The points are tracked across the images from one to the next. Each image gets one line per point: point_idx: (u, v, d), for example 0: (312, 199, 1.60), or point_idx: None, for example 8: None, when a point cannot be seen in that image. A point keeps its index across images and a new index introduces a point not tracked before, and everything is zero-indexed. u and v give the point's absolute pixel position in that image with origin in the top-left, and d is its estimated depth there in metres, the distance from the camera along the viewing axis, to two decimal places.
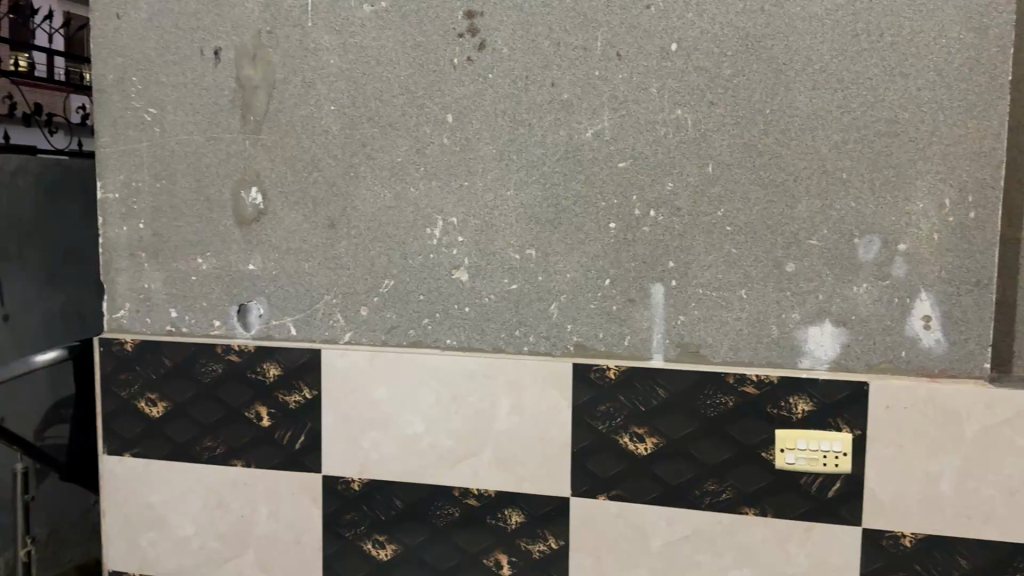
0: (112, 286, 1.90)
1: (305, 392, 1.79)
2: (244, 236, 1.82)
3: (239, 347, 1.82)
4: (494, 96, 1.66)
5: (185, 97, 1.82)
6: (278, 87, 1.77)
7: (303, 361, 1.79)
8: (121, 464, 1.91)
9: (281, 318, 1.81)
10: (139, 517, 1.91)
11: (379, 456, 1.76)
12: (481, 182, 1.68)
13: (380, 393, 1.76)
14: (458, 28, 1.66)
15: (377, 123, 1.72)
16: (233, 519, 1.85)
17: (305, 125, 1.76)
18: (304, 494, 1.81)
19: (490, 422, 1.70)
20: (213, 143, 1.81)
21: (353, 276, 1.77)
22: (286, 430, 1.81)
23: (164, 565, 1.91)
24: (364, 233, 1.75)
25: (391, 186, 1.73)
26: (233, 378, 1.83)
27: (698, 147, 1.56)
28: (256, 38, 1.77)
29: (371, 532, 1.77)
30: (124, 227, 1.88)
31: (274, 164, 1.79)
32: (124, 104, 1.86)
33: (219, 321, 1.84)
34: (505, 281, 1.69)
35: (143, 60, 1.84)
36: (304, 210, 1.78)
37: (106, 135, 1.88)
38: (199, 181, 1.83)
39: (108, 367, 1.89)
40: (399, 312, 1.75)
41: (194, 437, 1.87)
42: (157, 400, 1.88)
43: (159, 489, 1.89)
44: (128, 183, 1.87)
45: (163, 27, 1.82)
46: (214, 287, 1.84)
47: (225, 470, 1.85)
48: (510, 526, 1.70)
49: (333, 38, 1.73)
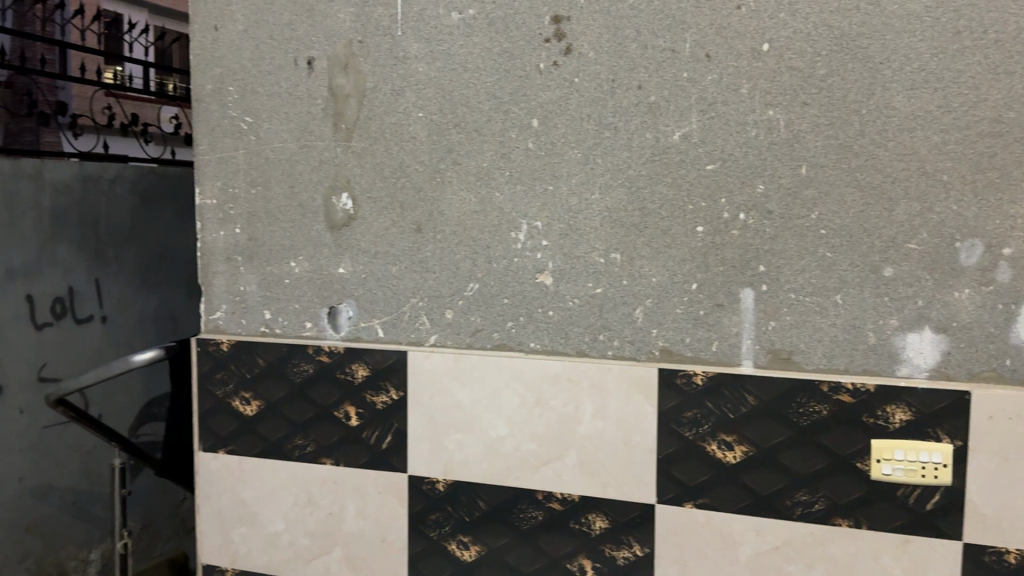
0: (210, 288, 1.97)
1: (391, 393, 1.83)
2: (335, 241, 1.86)
3: (329, 348, 1.87)
4: (580, 100, 1.66)
5: (280, 106, 1.88)
6: (368, 95, 1.81)
7: (390, 362, 1.82)
8: (216, 460, 1.98)
9: (370, 320, 1.85)
10: (232, 513, 1.97)
11: (463, 458, 1.78)
12: (566, 186, 1.68)
13: (464, 395, 1.77)
14: (545, 33, 1.67)
15: (463, 129, 1.75)
16: (321, 516, 1.89)
17: (394, 131, 1.80)
18: (390, 494, 1.84)
19: (574, 426, 1.69)
20: (305, 150, 1.87)
21: (439, 279, 1.79)
22: (374, 430, 1.84)
23: (255, 560, 1.97)
24: (450, 237, 1.78)
25: (476, 191, 1.75)
26: (323, 379, 1.88)
27: (790, 148, 1.53)
28: (347, 48, 1.81)
29: (455, 533, 1.79)
30: (221, 232, 1.95)
31: (364, 170, 1.83)
32: (222, 113, 1.93)
33: (310, 323, 1.89)
34: (590, 285, 1.68)
35: (240, 70, 1.91)
36: (392, 215, 1.82)
37: (205, 143, 1.95)
38: (293, 188, 1.89)
39: (205, 366, 1.96)
40: (484, 315, 1.77)
41: (285, 435, 1.92)
42: (251, 399, 1.94)
43: (252, 485, 1.95)
44: (225, 189, 1.94)
45: (259, 39, 1.88)
46: (306, 289, 1.89)
47: (314, 467, 1.90)
48: (594, 532, 1.69)
49: (421, 46, 1.76)
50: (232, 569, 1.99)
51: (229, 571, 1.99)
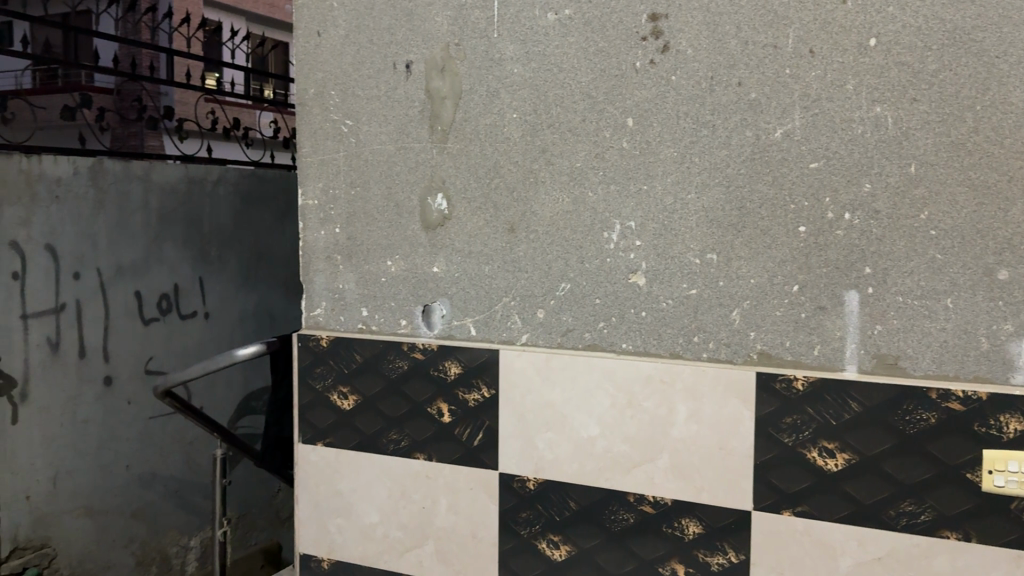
0: (311, 286, 2.04)
1: (483, 391, 1.84)
2: (430, 240, 1.90)
3: (423, 346, 1.90)
4: (677, 98, 1.64)
5: (379, 109, 1.93)
6: (464, 97, 1.83)
7: (483, 360, 1.84)
8: (314, 452, 2.04)
9: (462, 318, 1.87)
10: (329, 504, 2.03)
11: (554, 457, 1.78)
12: (660, 185, 1.67)
13: (555, 395, 1.78)
14: (641, 31, 1.66)
15: (558, 129, 1.75)
16: (414, 510, 1.93)
17: (489, 132, 1.82)
18: (482, 490, 1.85)
19: (668, 428, 1.67)
20: (403, 152, 1.91)
21: (531, 279, 1.80)
22: (466, 427, 1.86)
23: (350, 551, 2.02)
24: (542, 236, 1.78)
25: (569, 190, 1.75)
26: (417, 376, 1.91)
27: (899, 146, 1.48)
28: (445, 51, 1.84)
29: (545, 532, 1.79)
30: (321, 231, 2.02)
31: (459, 171, 1.86)
32: (323, 116, 1.99)
33: (405, 320, 1.93)
34: (684, 286, 1.67)
35: (341, 74, 1.96)
36: (486, 215, 1.84)
37: (308, 146, 2.02)
38: (390, 188, 1.93)
39: (305, 360, 2.03)
40: (576, 315, 1.77)
41: (380, 430, 1.96)
42: (348, 393, 1.99)
43: (348, 478, 2.01)
44: (326, 190, 2.00)
45: (359, 44, 1.94)
46: (402, 287, 1.94)
47: (407, 462, 1.93)
48: (687, 537, 1.66)
49: (517, 47, 1.78)
50: (327, 559, 2.05)
51: (324, 561, 2.05)
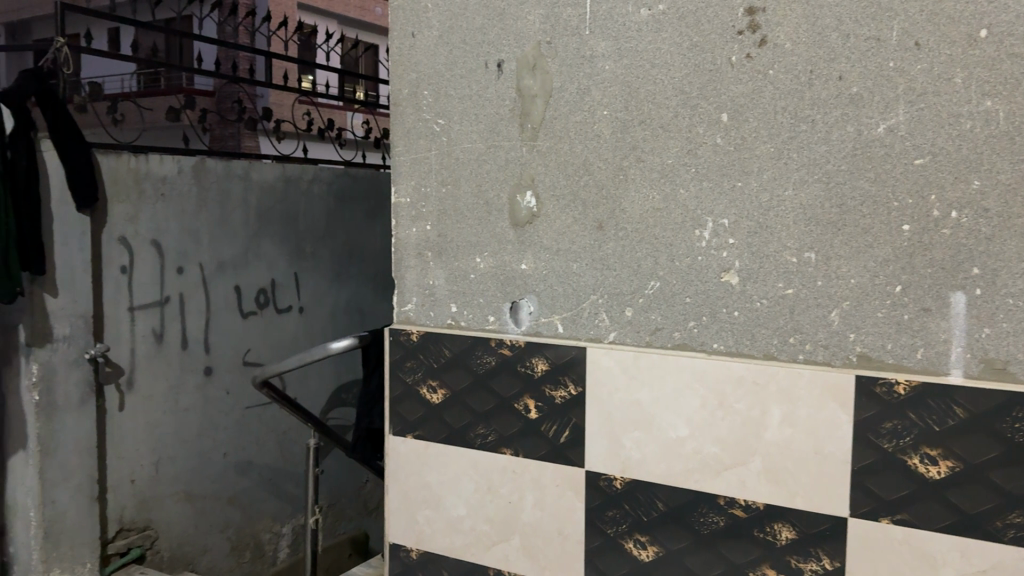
0: (402, 282, 2.09)
1: (570, 388, 1.84)
2: (519, 238, 1.91)
3: (511, 341, 1.91)
4: (774, 92, 1.61)
5: (471, 108, 1.95)
6: (555, 94, 1.84)
7: (570, 357, 1.83)
8: (404, 444, 2.09)
9: (550, 316, 1.88)
10: (418, 496, 2.07)
11: (641, 457, 1.77)
12: (756, 182, 1.64)
13: (644, 394, 1.75)
14: (738, 26, 1.63)
15: (649, 126, 1.74)
16: (501, 504, 1.95)
17: (579, 130, 1.82)
18: (569, 488, 1.86)
19: (761, 431, 1.63)
20: (493, 150, 1.93)
21: (620, 277, 1.80)
22: (553, 424, 1.87)
23: (437, 542, 2.05)
24: (632, 234, 1.78)
25: (660, 188, 1.74)
26: (505, 371, 1.92)
27: (1011, 142, 1.42)
28: (536, 49, 1.85)
29: (632, 531, 1.79)
30: (413, 228, 2.06)
31: (548, 169, 1.86)
32: (417, 115, 2.03)
33: (493, 316, 1.95)
34: (780, 285, 1.63)
35: (434, 75, 2.00)
36: (575, 212, 1.84)
37: (401, 145, 2.07)
38: (480, 186, 1.95)
39: (396, 355, 2.07)
40: (665, 314, 1.75)
41: (468, 424, 1.99)
42: (437, 387, 2.02)
43: (437, 470, 2.04)
44: (418, 188, 2.04)
45: (452, 44, 1.97)
46: (490, 284, 1.96)
47: (495, 457, 1.95)
48: (779, 542, 1.63)
49: (609, 44, 1.77)
50: (416, 549, 2.09)
51: (413, 551, 2.10)
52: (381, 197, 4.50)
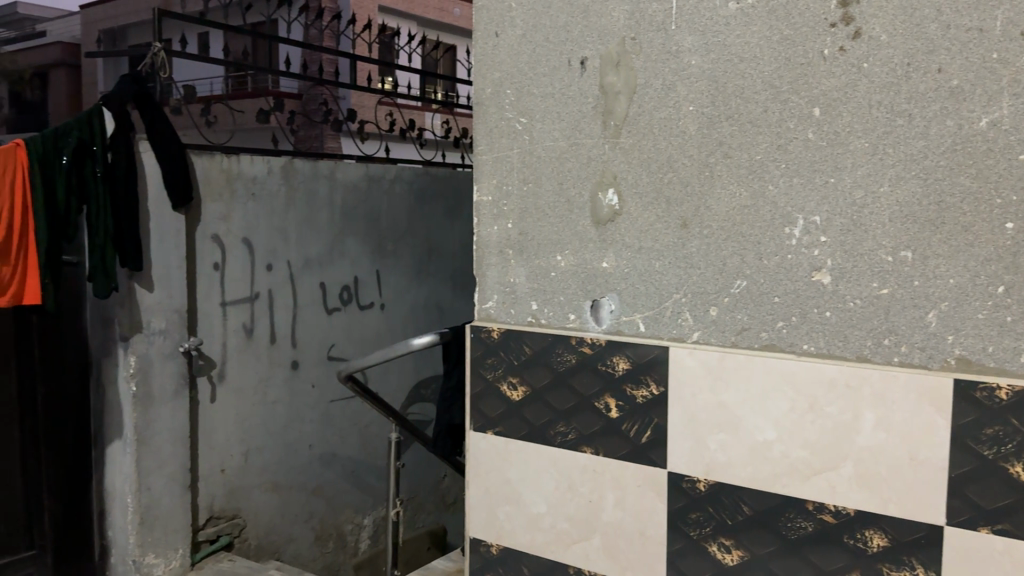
0: (484, 279, 2.10)
1: (652, 388, 1.81)
2: (600, 236, 1.91)
3: (591, 340, 1.90)
4: (869, 86, 1.56)
5: (553, 106, 1.95)
6: (639, 91, 1.83)
7: (652, 356, 1.81)
8: (485, 440, 2.10)
9: (632, 314, 1.87)
10: (498, 492, 2.09)
11: (727, 459, 1.73)
12: (849, 178, 1.59)
13: (729, 395, 1.72)
14: (831, 18, 1.59)
15: (737, 121, 1.71)
16: (581, 503, 1.94)
17: (665, 126, 1.80)
18: (650, 489, 1.84)
19: (852, 435, 1.58)
20: (576, 148, 1.92)
21: (704, 276, 1.77)
22: (634, 423, 1.85)
23: (518, 539, 2.06)
24: (717, 232, 1.75)
25: (748, 184, 1.71)
26: (585, 370, 1.91)
27: None
28: (620, 45, 1.84)
29: (716, 534, 1.76)
30: (495, 226, 2.07)
31: (631, 166, 1.85)
32: (499, 114, 2.05)
33: (574, 315, 1.95)
34: (874, 285, 1.58)
35: (517, 73, 2.01)
36: (658, 210, 1.82)
37: (483, 144, 2.08)
38: (562, 184, 1.95)
39: (477, 352, 2.09)
40: (752, 313, 1.72)
41: (548, 422, 1.98)
42: (518, 384, 2.02)
43: (517, 467, 2.05)
44: (499, 186, 2.06)
45: (535, 42, 1.97)
46: (571, 283, 1.96)
47: (575, 455, 1.95)
48: (870, 549, 1.58)
49: (695, 38, 1.74)
50: (496, 545, 2.11)
51: (493, 546, 2.11)
52: (461, 195, 4.56)
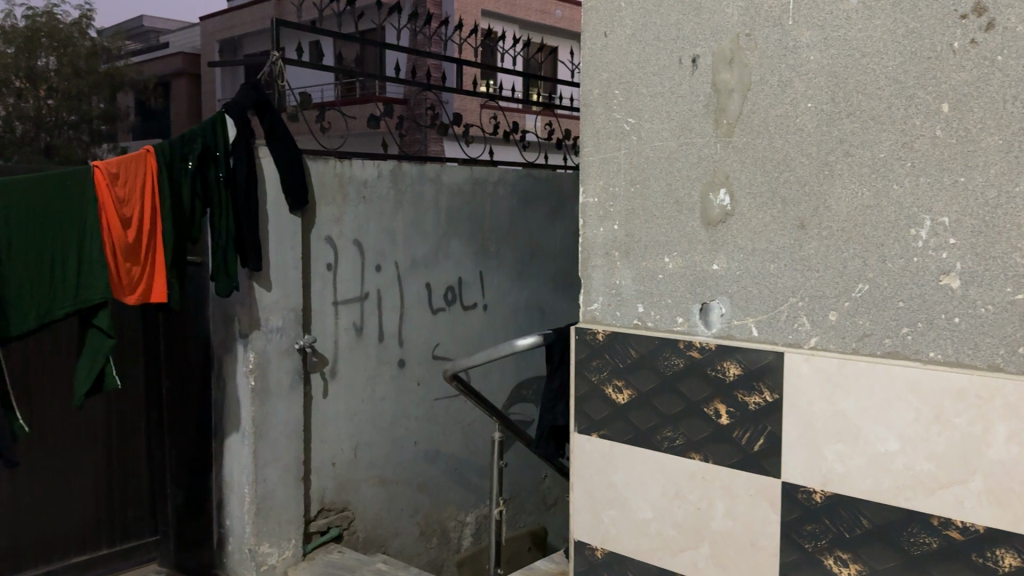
0: (589, 281, 2.09)
1: (765, 394, 1.76)
2: (710, 238, 1.86)
3: (700, 343, 1.85)
4: (1004, 79, 1.47)
5: (663, 105, 1.92)
6: (754, 88, 1.77)
7: (765, 361, 1.76)
8: (589, 443, 2.08)
9: (744, 318, 1.82)
10: (604, 496, 2.07)
11: (845, 470, 1.66)
12: (981, 177, 1.50)
13: (849, 404, 1.65)
14: (961, 9, 1.50)
15: (858, 118, 1.64)
16: (690, 510, 1.90)
17: (781, 124, 1.74)
18: (762, 498, 1.78)
19: (983, 448, 1.49)
20: (686, 148, 1.89)
21: (823, 279, 1.71)
22: (746, 431, 1.79)
23: (623, 543, 2.04)
24: (837, 233, 1.68)
25: (870, 183, 1.63)
26: (694, 374, 1.87)
27: None
28: (734, 42, 1.79)
29: (833, 547, 1.70)
30: (601, 228, 2.06)
31: (745, 165, 1.80)
32: (607, 115, 2.03)
33: (682, 318, 1.91)
34: (1008, 289, 1.49)
35: (626, 73, 1.99)
36: (774, 210, 1.76)
37: (590, 145, 2.07)
38: (671, 185, 1.92)
39: (583, 354, 2.07)
40: (874, 318, 1.65)
41: (654, 427, 1.95)
42: (623, 387, 1.99)
43: (623, 471, 2.02)
44: (606, 188, 2.04)
45: (645, 41, 1.95)
46: (680, 285, 1.92)
47: (683, 462, 1.90)
48: (1002, 569, 1.48)
49: (814, 33, 1.68)
50: (601, 549, 2.09)
51: (598, 550, 2.09)
52: (564, 196, 4.56)
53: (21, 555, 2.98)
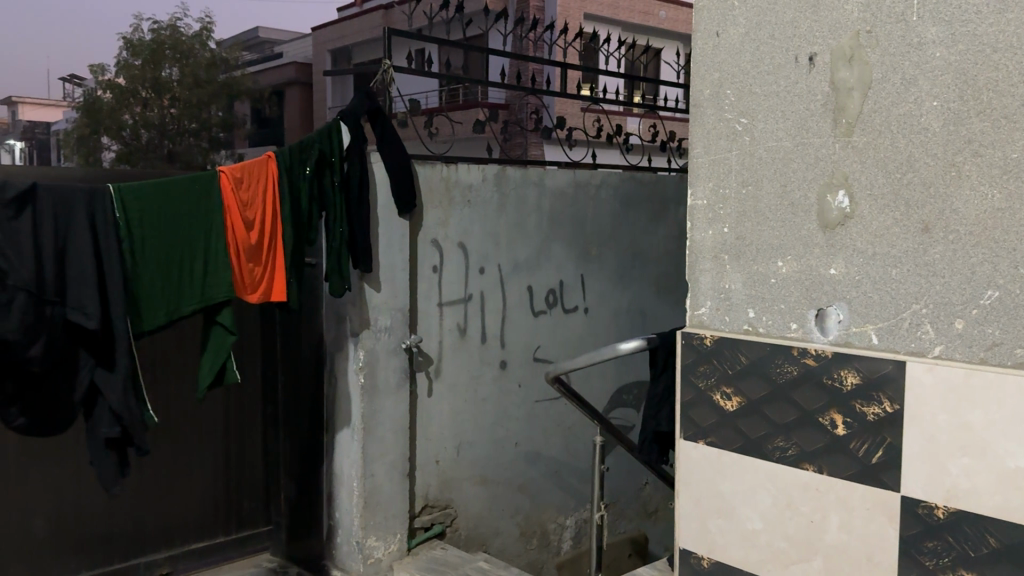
0: (697, 285, 2.06)
1: (885, 405, 1.69)
2: (827, 241, 1.81)
3: (816, 351, 1.80)
4: None
5: (777, 105, 1.88)
6: (874, 87, 1.71)
7: (885, 371, 1.69)
8: (696, 450, 2.04)
9: (863, 325, 1.75)
10: (710, 504, 2.03)
11: (971, 486, 1.58)
12: None
13: (975, 416, 1.56)
14: None
15: (988, 116, 1.56)
16: (803, 522, 1.85)
17: (904, 124, 1.67)
18: (881, 512, 1.72)
19: None
20: (802, 148, 1.84)
21: (949, 285, 1.63)
22: (863, 442, 1.73)
23: (731, 554, 2.00)
24: (965, 238, 1.60)
25: (1002, 184, 1.55)
26: (809, 382, 1.81)
27: None
28: (854, 39, 1.74)
29: (957, 567, 1.62)
30: (709, 231, 2.02)
31: (865, 166, 1.74)
32: (718, 116, 1.99)
33: (797, 324, 1.86)
34: None
35: (739, 73, 1.95)
36: (896, 213, 1.70)
37: (700, 147, 2.03)
38: (785, 186, 1.87)
39: (689, 359, 2.03)
40: (1005, 327, 1.56)
41: (766, 436, 1.90)
42: (732, 394, 1.95)
43: (731, 480, 1.98)
44: (716, 190, 2.00)
45: (759, 40, 1.91)
46: (794, 290, 1.87)
47: (796, 472, 1.85)
48: None
49: (940, 29, 1.61)
50: (707, 558, 2.05)
51: (704, 559, 2.06)
52: (667, 199, 4.50)
53: (145, 540, 3.16)
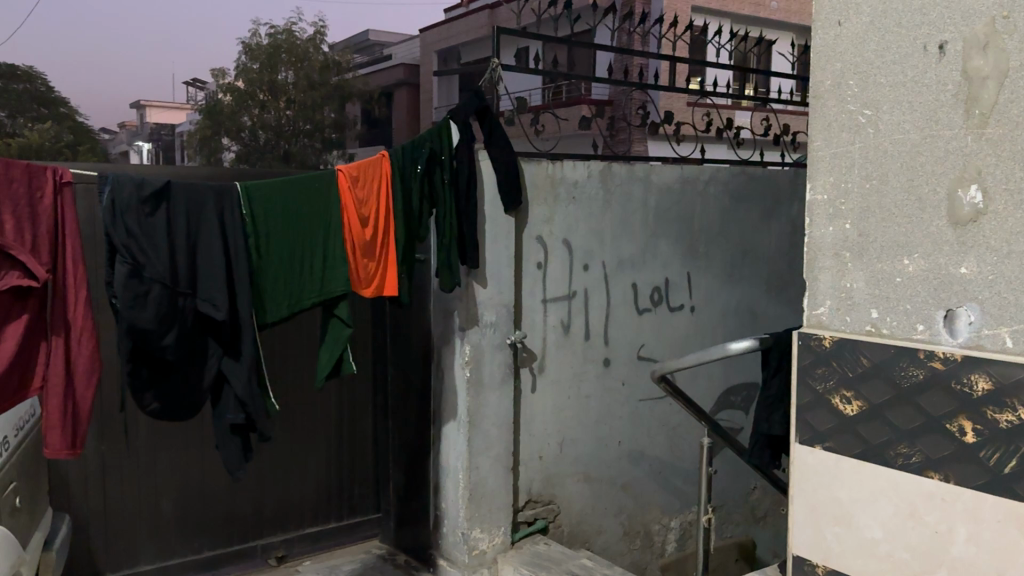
0: (816, 284, 1.99)
1: (1020, 412, 1.59)
2: (959, 238, 1.72)
3: (944, 354, 1.71)
4: None
5: (904, 95, 1.79)
6: (1011, 75, 1.62)
7: (1020, 376, 1.59)
8: (812, 455, 1.97)
9: (996, 327, 1.65)
10: (827, 511, 1.95)
11: None
12: None
13: None
14: None
15: None
16: (927, 533, 1.76)
17: None
18: (1013, 525, 1.62)
19: None
20: (931, 141, 1.75)
21: None
22: (994, 450, 1.63)
23: (848, 562, 1.92)
24: None
25: None
26: (936, 386, 1.72)
27: None
28: (989, 25, 1.64)
29: None
30: (830, 227, 1.96)
31: (1001, 160, 1.64)
32: (840, 107, 1.92)
33: (923, 325, 1.77)
34: None
35: (862, 63, 1.87)
36: None
37: (820, 139, 1.97)
38: (913, 181, 1.79)
39: (807, 360, 1.97)
40: None
41: (888, 441, 1.81)
42: (852, 398, 1.87)
43: (849, 486, 1.90)
44: (837, 185, 1.93)
45: (885, 28, 1.82)
46: (921, 289, 1.78)
47: (920, 481, 1.76)
48: None
49: None
50: (823, 566, 1.98)
51: (820, 566, 1.99)
52: (778, 194, 4.37)
53: (263, 523, 3.32)
